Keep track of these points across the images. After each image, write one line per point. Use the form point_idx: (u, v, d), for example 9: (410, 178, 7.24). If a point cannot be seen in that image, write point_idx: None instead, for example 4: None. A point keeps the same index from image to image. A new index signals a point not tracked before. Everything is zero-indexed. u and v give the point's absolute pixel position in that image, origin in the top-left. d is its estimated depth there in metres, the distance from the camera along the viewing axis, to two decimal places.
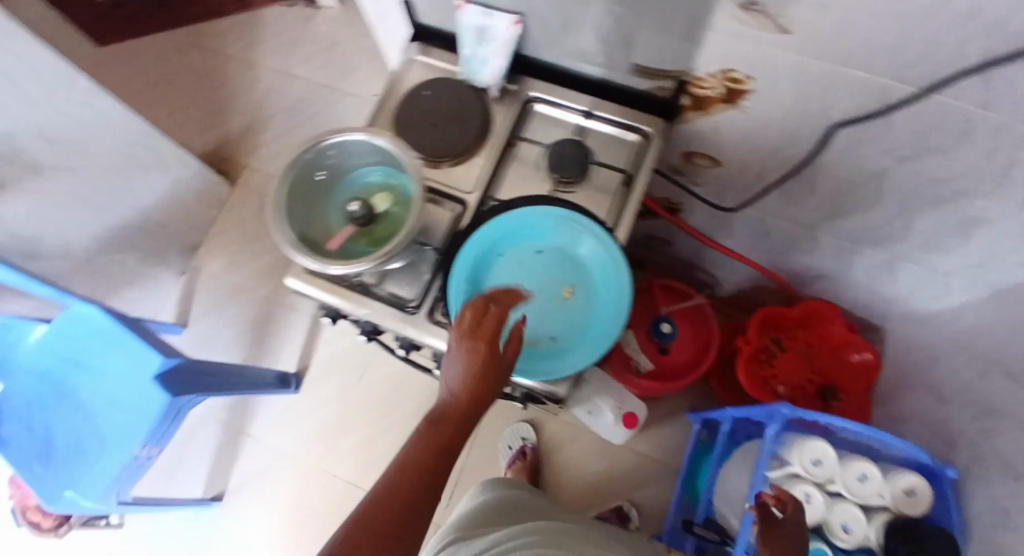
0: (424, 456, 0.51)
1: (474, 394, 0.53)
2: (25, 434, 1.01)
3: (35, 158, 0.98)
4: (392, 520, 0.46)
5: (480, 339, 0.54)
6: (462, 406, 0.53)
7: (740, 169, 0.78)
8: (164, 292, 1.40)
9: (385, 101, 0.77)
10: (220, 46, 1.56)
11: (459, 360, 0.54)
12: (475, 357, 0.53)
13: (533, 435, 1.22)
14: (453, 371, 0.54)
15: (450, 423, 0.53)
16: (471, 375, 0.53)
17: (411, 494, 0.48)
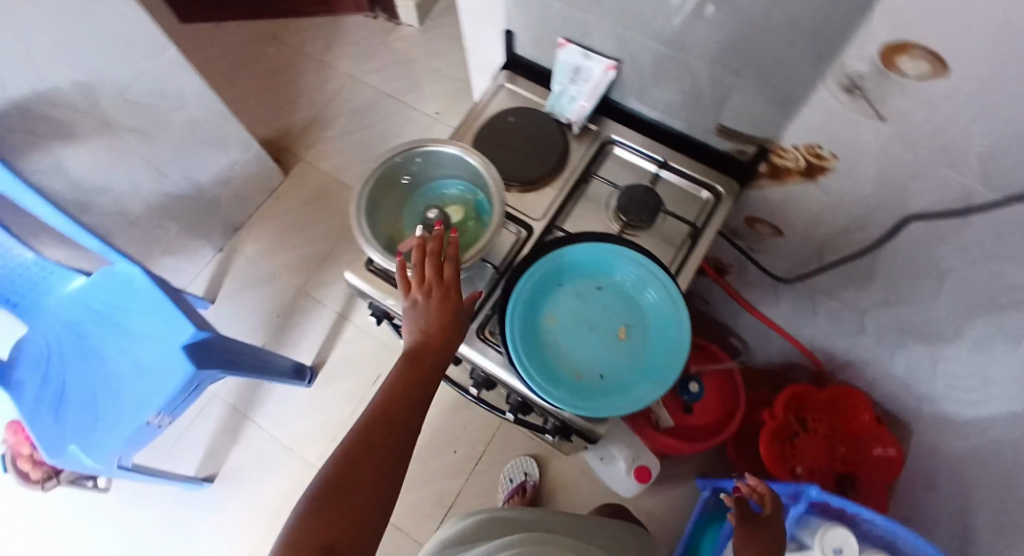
0: (397, 401, 0.50)
1: (445, 331, 0.54)
2: (37, 383, 0.99)
3: (113, 114, 1.03)
4: (369, 468, 0.45)
5: (440, 280, 0.56)
6: (434, 343, 0.54)
7: (801, 243, 0.80)
8: (196, 265, 1.41)
9: (469, 121, 0.80)
10: (300, 44, 1.66)
11: (426, 301, 0.55)
12: (441, 293, 0.55)
13: (536, 471, 1.20)
14: (420, 313, 0.54)
15: (426, 361, 0.53)
16: (437, 313, 0.54)
17: (382, 442, 0.47)
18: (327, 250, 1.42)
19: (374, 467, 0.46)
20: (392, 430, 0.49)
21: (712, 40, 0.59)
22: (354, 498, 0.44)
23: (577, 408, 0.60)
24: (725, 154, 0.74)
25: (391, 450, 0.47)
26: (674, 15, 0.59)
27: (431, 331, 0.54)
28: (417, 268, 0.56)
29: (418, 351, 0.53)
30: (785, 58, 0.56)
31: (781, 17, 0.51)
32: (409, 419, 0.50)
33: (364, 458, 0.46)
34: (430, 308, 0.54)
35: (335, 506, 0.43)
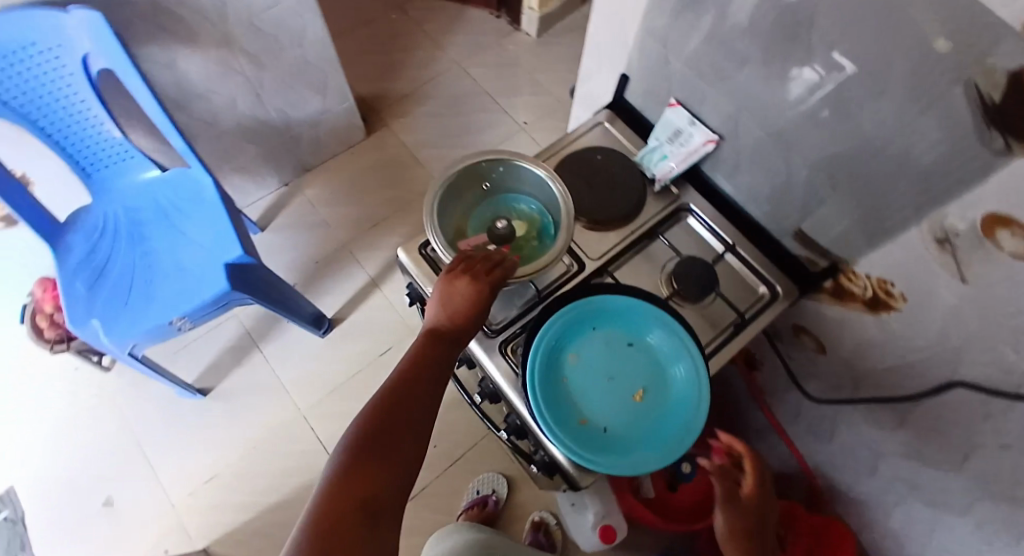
0: (416, 375, 0.52)
1: (471, 323, 0.57)
2: (83, 252, 1.05)
3: (237, 32, 1.08)
4: (399, 432, 0.48)
5: (483, 276, 0.58)
6: (458, 329, 0.56)
7: (841, 368, 0.79)
8: (258, 191, 1.46)
9: (558, 146, 0.82)
10: (421, 20, 1.72)
11: (464, 290, 0.57)
12: (480, 286, 0.57)
13: (504, 490, 1.20)
14: (453, 299, 0.56)
15: (447, 343, 0.56)
16: (470, 303, 0.57)
17: (406, 405, 0.50)
18: (381, 217, 1.46)
19: (398, 437, 0.47)
20: (412, 403, 0.50)
21: (821, 147, 0.61)
22: (385, 458, 0.46)
23: (573, 453, 0.61)
24: (794, 259, 0.74)
25: (414, 421, 0.49)
26: (792, 110, 0.61)
27: (459, 318, 0.56)
28: (469, 262, 0.59)
29: (443, 332, 0.56)
30: (887, 186, 0.56)
31: (898, 147, 0.52)
32: (427, 394, 0.52)
33: (383, 425, 0.47)
34: (465, 296, 0.57)
35: (368, 464, 0.45)
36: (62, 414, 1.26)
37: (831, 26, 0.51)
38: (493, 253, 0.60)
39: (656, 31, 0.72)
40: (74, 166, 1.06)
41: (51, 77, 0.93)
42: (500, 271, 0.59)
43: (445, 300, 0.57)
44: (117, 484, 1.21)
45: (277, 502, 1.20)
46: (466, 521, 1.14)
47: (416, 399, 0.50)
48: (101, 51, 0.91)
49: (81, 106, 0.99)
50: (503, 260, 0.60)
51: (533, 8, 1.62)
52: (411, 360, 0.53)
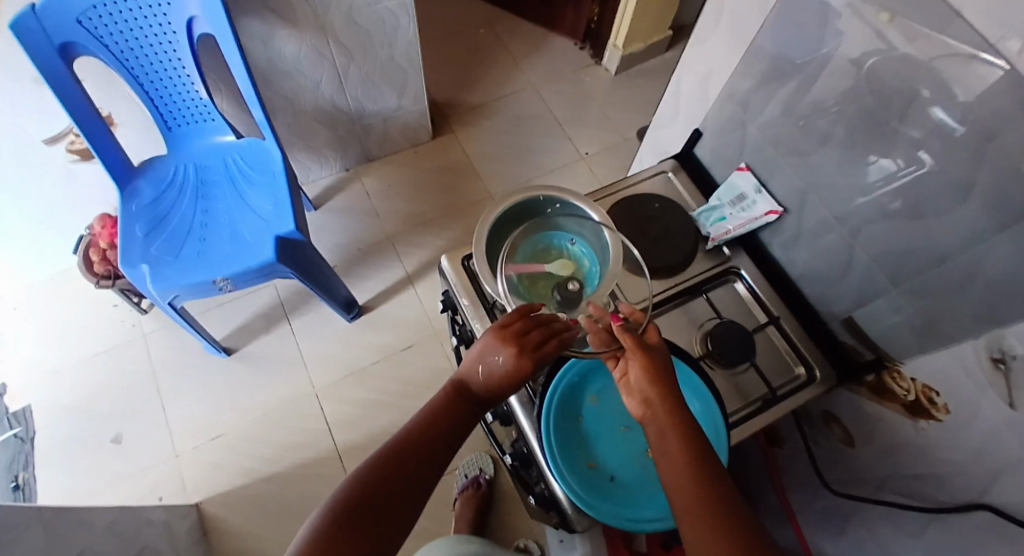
0: (435, 426, 0.57)
1: (501, 391, 0.59)
2: (148, 199, 1.10)
3: (337, 21, 1.14)
4: (396, 492, 0.51)
5: (533, 353, 0.57)
6: (487, 393, 0.59)
7: (864, 466, 0.76)
8: (319, 171, 1.51)
9: (617, 188, 0.83)
10: (506, 38, 1.77)
11: (507, 361, 0.57)
12: (524, 364, 0.56)
13: (490, 469, 1.22)
14: (494, 365, 0.58)
15: (472, 401, 0.60)
16: (507, 375, 0.57)
17: (407, 463, 0.53)
18: (429, 218, 1.49)
19: (396, 496, 0.51)
20: (426, 451, 0.55)
21: (888, 239, 0.60)
22: (377, 516, 0.49)
23: (577, 498, 0.61)
24: (838, 344, 0.72)
25: (411, 484, 0.52)
26: (865, 196, 0.61)
27: (490, 384, 0.59)
28: (524, 330, 0.58)
29: (472, 388, 0.60)
30: (950, 291, 0.55)
31: (969, 255, 0.52)
32: (430, 456, 0.55)
33: (394, 465, 0.53)
34: (505, 366, 0.57)
35: (358, 518, 0.48)
36: (95, 346, 1.32)
37: (924, 123, 0.52)
38: (551, 325, 0.59)
39: (741, 93, 0.73)
40: (158, 118, 1.12)
41: (156, 31, 0.99)
42: (552, 351, 0.58)
43: (485, 362, 0.58)
44: (129, 424, 1.25)
45: (272, 475, 1.21)
46: (464, 504, 1.15)
47: (431, 450, 0.55)
48: (206, 14, 0.96)
49: (176, 63, 1.04)
50: (561, 337, 0.59)
51: (617, 45, 1.65)
52: (431, 409, 0.59)
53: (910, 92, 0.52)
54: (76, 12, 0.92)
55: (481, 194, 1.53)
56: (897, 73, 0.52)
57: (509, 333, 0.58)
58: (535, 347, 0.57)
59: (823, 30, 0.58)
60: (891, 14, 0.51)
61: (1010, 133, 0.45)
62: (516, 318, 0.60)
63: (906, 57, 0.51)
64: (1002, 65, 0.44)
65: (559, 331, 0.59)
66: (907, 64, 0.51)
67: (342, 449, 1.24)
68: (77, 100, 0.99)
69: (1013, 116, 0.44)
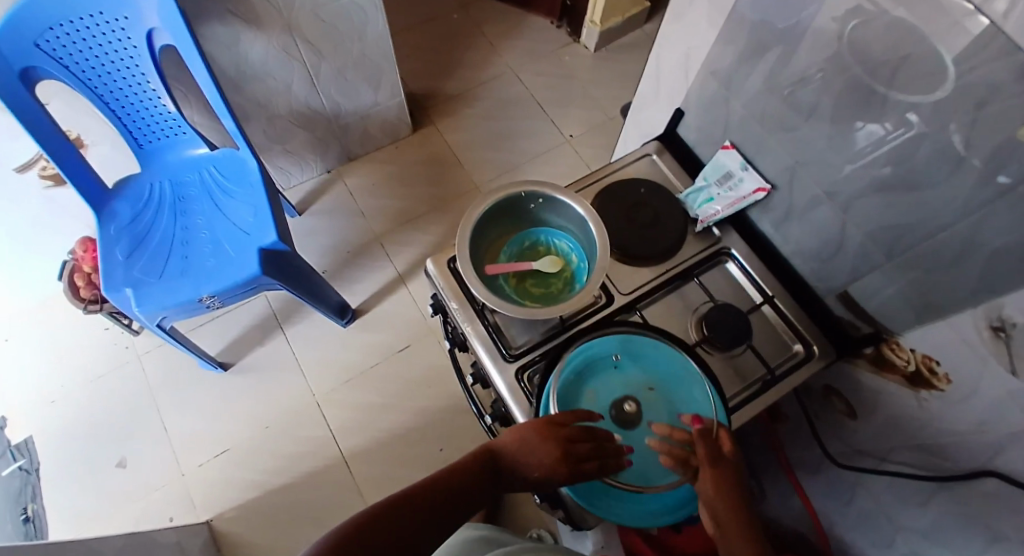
0: (445, 492, 0.60)
1: (528, 480, 0.61)
2: (126, 219, 1.08)
3: (303, 20, 1.10)
4: (401, 520, 0.56)
5: (572, 464, 0.57)
6: (513, 475, 0.62)
7: (867, 437, 0.75)
8: (301, 175, 1.48)
9: (601, 175, 0.81)
10: (481, 22, 1.72)
11: (540, 462, 0.58)
12: (560, 472, 0.58)
13: None
14: (531, 453, 0.59)
15: (495, 477, 0.62)
16: (540, 467, 0.59)
17: (418, 501, 0.58)
18: (416, 214, 1.47)
19: (400, 526, 0.56)
20: (431, 506, 0.59)
21: (882, 211, 0.59)
22: (378, 530, 0.54)
23: (579, 496, 0.60)
24: (835, 319, 0.71)
25: (416, 523, 0.56)
26: (854, 165, 0.59)
27: (519, 469, 0.61)
28: (571, 441, 0.58)
29: (502, 463, 0.62)
30: (947, 262, 0.54)
31: (964, 225, 0.50)
32: (441, 504, 0.59)
33: (397, 508, 0.57)
34: (539, 460, 0.58)
35: (361, 526, 0.54)
36: (90, 371, 1.31)
37: (912, 89, 0.49)
38: (599, 447, 0.59)
39: (723, 69, 0.70)
40: (128, 137, 1.09)
41: (115, 47, 0.95)
42: (591, 472, 0.58)
43: (523, 448, 0.60)
44: (133, 447, 1.25)
45: (281, 485, 1.21)
46: None
47: (440, 503, 0.59)
48: (165, 25, 0.93)
49: (140, 78, 1.01)
50: (605, 461, 0.59)
51: (595, 21, 1.60)
52: (451, 471, 0.62)
53: (898, 58, 0.49)
54: (32, 35, 0.89)
55: (468, 185, 1.50)
56: (883, 40, 0.50)
57: (555, 437, 0.58)
58: (574, 462, 0.58)
59: None
60: None
61: (1003, 99, 0.43)
62: (571, 420, 0.60)
63: (891, 23, 0.48)
64: (985, 19, 0.42)
65: (608, 455, 0.59)
66: (893, 29, 0.48)
67: (348, 454, 1.24)
68: (44, 127, 0.96)
69: (1005, 82, 0.42)
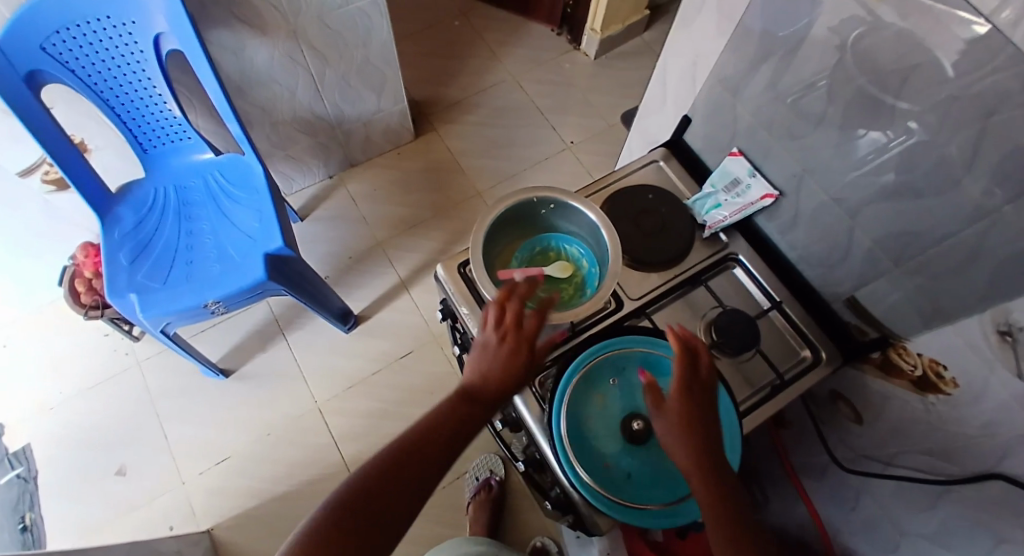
0: (425, 453, 0.53)
1: (505, 387, 0.56)
2: (130, 224, 1.07)
3: (309, 26, 1.10)
4: (389, 489, 0.50)
5: (517, 331, 0.57)
6: (491, 397, 0.56)
7: (873, 442, 0.76)
8: (303, 180, 1.48)
9: (609, 181, 0.81)
10: (483, 30, 1.73)
11: (495, 347, 0.56)
12: (522, 364, 0.56)
13: (501, 470, 1.22)
14: (490, 361, 0.56)
15: (475, 410, 0.55)
16: (506, 366, 0.56)
17: (400, 462, 0.52)
18: (418, 220, 1.47)
19: (388, 492, 0.50)
20: (406, 485, 0.51)
21: (889, 216, 0.60)
22: (368, 506, 0.49)
23: (596, 499, 0.60)
24: (842, 324, 0.72)
25: (405, 481, 0.51)
26: (861, 172, 0.60)
27: (496, 393, 0.55)
28: (502, 311, 0.58)
29: (478, 399, 0.55)
30: (954, 268, 0.55)
31: (972, 232, 0.51)
32: (430, 459, 0.53)
33: (368, 497, 0.50)
34: (501, 363, 0.56)
35: (354, 511, 0.49)
36: (88, 378, 1.29)
37: (920, 98, 0.50)
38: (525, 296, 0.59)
39: (731, 78, 0.71)
40: (133, 141, 1.08)
41: (122, 52, 0.95)
42: (535, 325, 0.57)
43: (478, 357, 0.57)
44: (134, 454, 1.24)
45: (283, 493, 1.21)
46: (477, 507, 1.15)
47: (426, 454, 0.53)
48: (173, 31, 0.93)
49: (147, 83, 1.01)
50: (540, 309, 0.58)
51: (595, 30, 1.62)
52: (418, 434, 0.54)
53: (905, 68, 0.50)
54: (39, 39, 0.89)
55: (469, 192, 1.51)
56: (892, 50, 0.51)
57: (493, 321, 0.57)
58: (517, 325, 0.57)
59: (812, 7, 0.57)
60: None
61: (1010, 108, 0.44)
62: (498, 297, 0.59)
63: (900, 33, 0.49)
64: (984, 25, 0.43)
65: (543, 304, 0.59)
66: (902, 40, 0.49)
67: (350, 461, 1.23)
68: (50, 131, 0.95)
69: (1012, 91, 0.43)
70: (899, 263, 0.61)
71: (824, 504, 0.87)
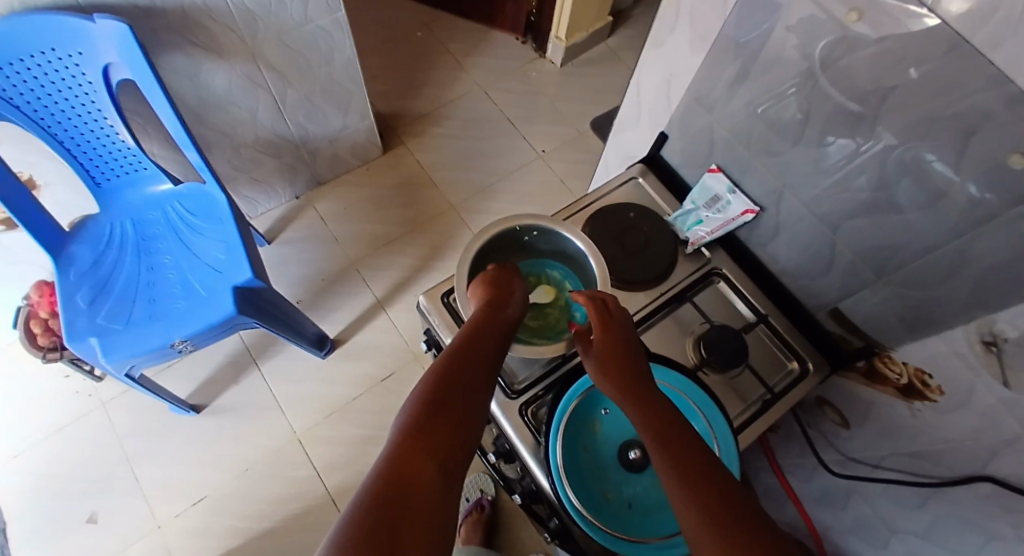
0: (473, 360, 0.54)
1: (516, 300, 0.64)
2: (86, 263, 1.01)
3: (269, 45, 1.06)
4: (452, 393, 0.50)
5: (507, 266, 0.68)
6: (512, 305, 0.63)
7: (860, 446, 0.76)
8: (269, 202, 1.43)
9: (589, 201, 0.80)
10: (446, 40, 1.71)
11: (496, 273, 0.66)
12: (522, 277, 0.68)
13: (492, 489, 1.20)
14: (497, 280, 0.65)
15: (506, 313, 0.61)
16: (512, 284, 0.65)
17: (451, 372, 0.52)
18: (391, 238, 1.44)
19: (451, 395, 0.50)
20: (462, 405, 0.50)
21: (870, 230, 0.60)
22: (438, 410, 0.48)
23: (599, 534, 0.58)
24: (826, 334, 0.73)
25: (463, 390, 0.51)
26: (839, 188, 0.61)
27: (514, 299, 0.63)
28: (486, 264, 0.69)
29: (505, 303, 0.62)
30: (937, 280, 0.55)
31: (955, 245, 0.52)
32: (479, 367, 0.54)
33: (426, 424, 0.46)
34: (505, 280, 0.65)
35: (427, 415, 0.47)
36: (48, 424, 1.22)
37: (899, 118, 0.51)
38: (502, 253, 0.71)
39: (706, 94, 0.71)
40: (84, 175, 1.02)
41: (67, 84, 0.89)
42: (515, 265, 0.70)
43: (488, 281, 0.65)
44: (103, 501, 1.17)
45: (266, 530, 1.16)
46: (469, 529, 1.13)
47: (472, 357, 0.55)
48: (125, 61, 0.87)
49: (97, 115, 0.95)
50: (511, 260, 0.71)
51: (560, 37, 1.61)
52: (458, 346, 0.55)
53: (884, 88, 0.51)
54: None
55: (443, 206, 1.48)
56: (868, 71, 0.51)
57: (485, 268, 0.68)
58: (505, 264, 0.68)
59: (786, 28, 0.57)
60: (859, 12, 0.49)
61: (992, 128, 0.44)
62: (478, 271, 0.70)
63: (877, 55, 0.49)
64: (931, 20, 0.44)
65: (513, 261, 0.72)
66: (879, 61, 0.50)
67: (335, 492, 1.19)
68: None
69: (994, 112, 0.43)
70: (881, 274, 0.62)
71: (815, 506, 0.88)
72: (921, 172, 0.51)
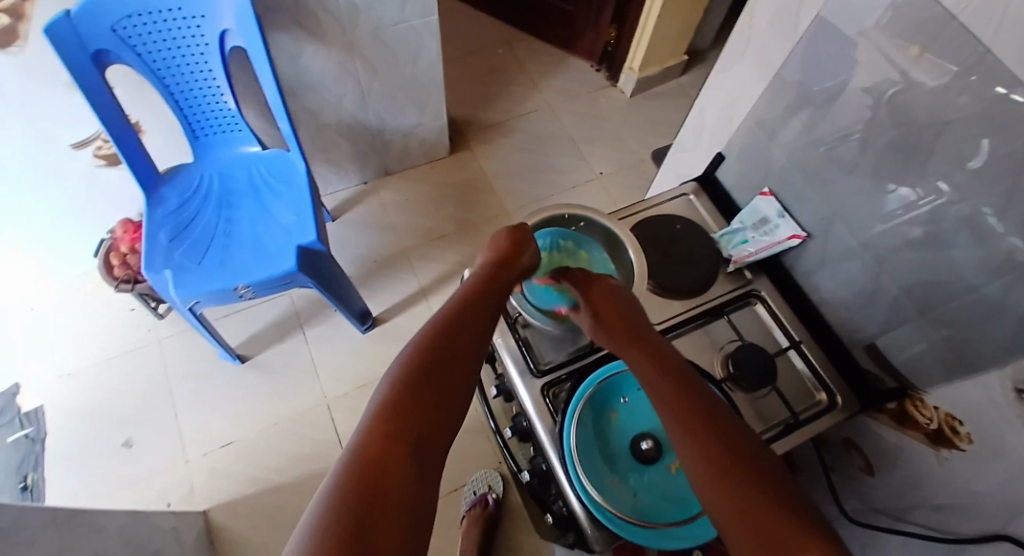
0: (471, 320, 0.59)
1: (519, 263, 0.69)
2: (169, 208, 1.12)
3: (367, 37, 1.17)
4: (447, 360, 0.54)
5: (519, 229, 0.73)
6: (514, 267, 0.68)
7: (882, 496, 0.74)
8: (339, 183, 1.53)
9: (639, 208, 0.84)
10: (524, 60, 1.80)
11: (504, 238, 0.71)
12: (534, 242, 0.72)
13: (499, 488, 1.21)
14: (505, 244, 0.70)
15: (508, 276, 0.67)
16: (518, 247, 0.70)
17: (449, 335, 0.56)
18: (444, 232, 1.51)
19: (446, 354, 0.55)
20: (458, 362, 0.55)
21: (914, 266, 0.61)
22: (432, 377, 0.52)
23: (603, 514, 0.59)
24: (862, 372, 0.72)
25: (457, 352, 0.55)
26: (886, 221, 0.62)
27: (520, 262, 0.69)
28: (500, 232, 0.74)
29: (509, 266, 0.68)
30: (976, 320, 0.56)
31: (997, 286, 0.52)
32: (476, 331, 0.59)
33: (418, 387, 0.51)
34: (512, 245, 0.71)
35: (420, 382, 0.51)
36: (108, 350, 1.33)
37: (952, 155, 0.53)
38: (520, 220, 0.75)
39: (767, 120, 0.74)
40: (186, 127, 1.14)
41: (188, 42, 1.01)
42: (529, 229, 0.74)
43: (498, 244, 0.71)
44: (141, 428, 1.26)
45: (281, 484, 1.21)
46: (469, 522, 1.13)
47: (473, 314, 0.60)
48: (239, 27, 0.98)
49: (207, 74, 1.07)
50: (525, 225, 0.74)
51: (633, 69, 1.68)
52: (462, 303, 0.61)
53: (939, 123, 0.53)
54: (113, 22, 0.95)
55: (497, 211, 1.54)
56: (925, 107, 0.54)
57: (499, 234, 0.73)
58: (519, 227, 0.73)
59: (851, 62, 0.60)
60: (921, 48, 0.52)
61: None
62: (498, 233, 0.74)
63: (935, 91, 0.52)
64: (952, 65, 0.50)
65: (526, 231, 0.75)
66: (935, 98, 0.52)
67: None
68: (110, 111, 1.01)
69: None
70: (922, 312, 0.62)
71: None
72: (968, 209, 0.53)
